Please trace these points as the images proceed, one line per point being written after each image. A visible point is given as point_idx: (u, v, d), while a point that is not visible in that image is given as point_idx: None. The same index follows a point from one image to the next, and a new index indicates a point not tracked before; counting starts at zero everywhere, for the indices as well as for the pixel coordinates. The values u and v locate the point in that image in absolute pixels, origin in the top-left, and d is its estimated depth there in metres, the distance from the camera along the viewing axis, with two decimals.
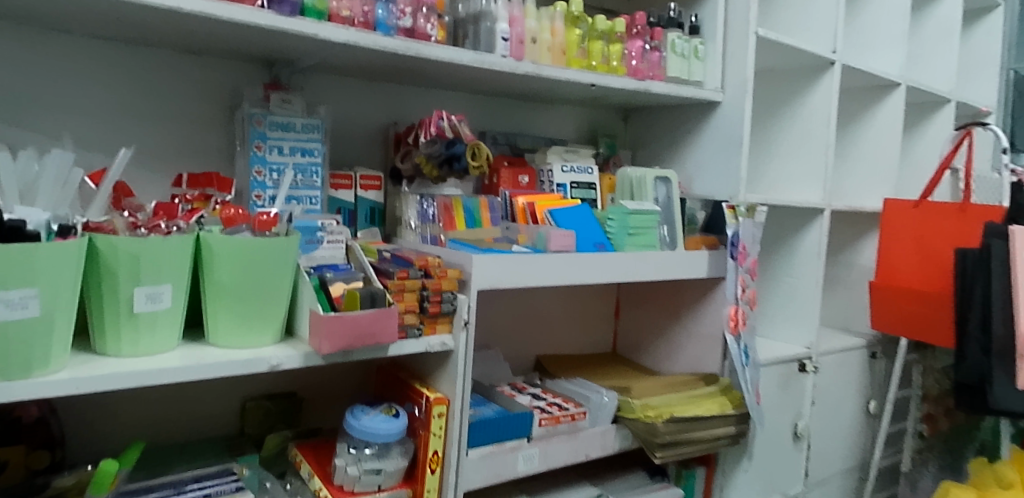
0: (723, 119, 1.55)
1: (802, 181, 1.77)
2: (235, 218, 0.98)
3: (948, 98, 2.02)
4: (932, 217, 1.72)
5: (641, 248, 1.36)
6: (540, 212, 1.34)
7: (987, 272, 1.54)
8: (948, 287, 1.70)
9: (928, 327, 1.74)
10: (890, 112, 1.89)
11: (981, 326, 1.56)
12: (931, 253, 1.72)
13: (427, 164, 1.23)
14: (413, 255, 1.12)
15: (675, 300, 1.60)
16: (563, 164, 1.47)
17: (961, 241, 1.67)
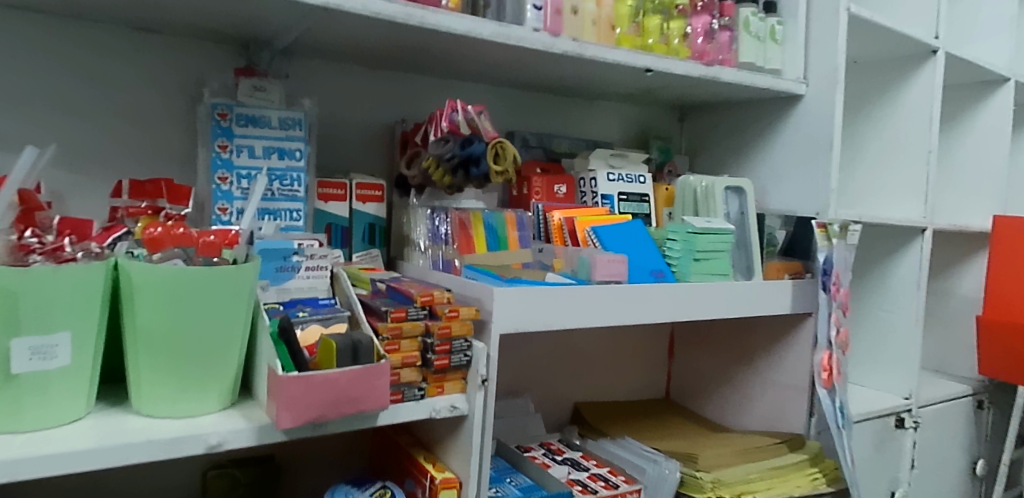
0: (806, 117, 1.26)
1: (896, 195, 1.47)
2: (169, 239, 0.72)
3: None
4: None
5: (711, 277, 1.07)
6: (582, 230, 1.06)
7: None
8: None
9: None
10: (999, 112, 1.58)
11: None
12: None
13: (437, 170, 0.95)
14: (416, 285, 0.85)
15: (751, 344, 1.33)
16: (610, 172, 1.19)
17: None
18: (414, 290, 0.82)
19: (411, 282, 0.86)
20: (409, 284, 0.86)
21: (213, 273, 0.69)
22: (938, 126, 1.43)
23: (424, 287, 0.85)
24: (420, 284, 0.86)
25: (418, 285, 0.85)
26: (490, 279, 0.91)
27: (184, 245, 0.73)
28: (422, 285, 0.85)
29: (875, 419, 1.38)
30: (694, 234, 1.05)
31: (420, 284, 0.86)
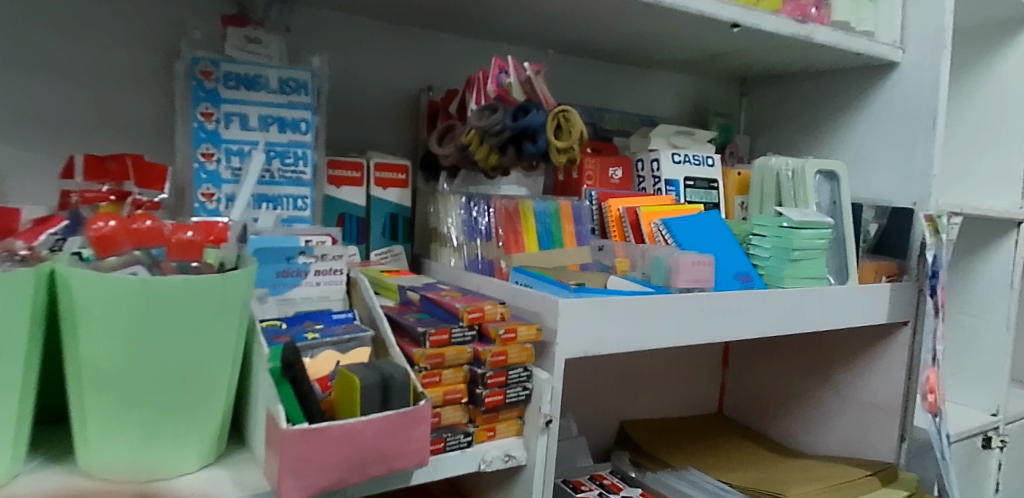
0: (902, 90, 1.06)
1: (987, 182, 1.28)
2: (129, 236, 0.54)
3: None
4: None
5: (805, 282, 0.88)
6: (648, 223, 0.88)
7: None
8: None
9: None
10: None
11: None
12: None
13: (481, 147, 0.73)
14: (459, 296, 0.66)
15: (830, 356, 1.15)
16: (674, 153, 0.99)
17: None
18: (459, 303, 0.63)
19: (452, 291, 0.68)
20: (451, 293, 0.67)
21: (189, 291, 0.50)
22: None
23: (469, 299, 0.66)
24: (464, 294, 0.68)
25: (462, 295, 0.67)
26: (550, 284, 0.71)
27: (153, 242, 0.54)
28: (466, 296, 0.66)
29: (967, 440, 1.20)
30: (791, 229, 0.86)
31: (462, 295, 0.67)
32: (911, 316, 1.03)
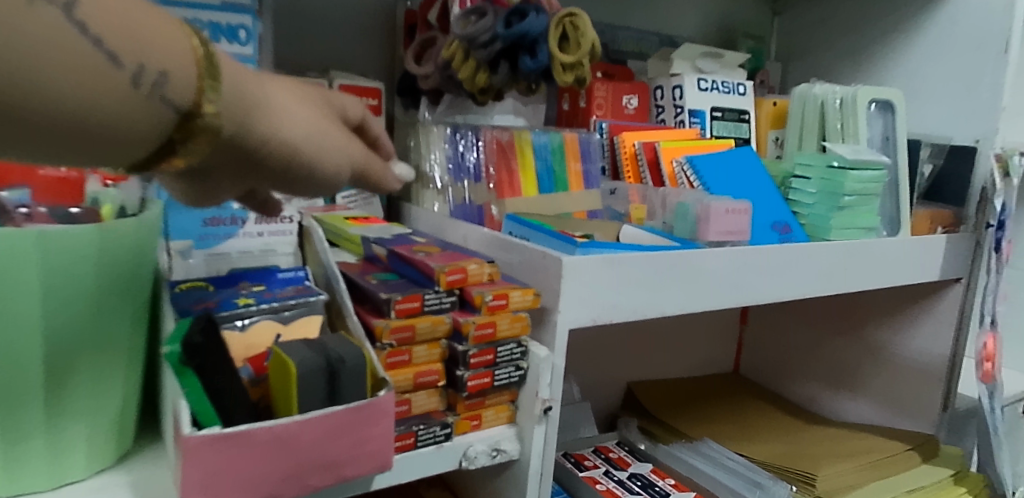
0: (968, 6, 0.90)
1: None
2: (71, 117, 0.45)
3: None
4: None
5: (854, 233, 0.74)
6: (669, 161, 0.74)
7: None
8: None
9: None
10: None
11: None
12: None
13: (466, 64, 0.57)
14: (437, 253, 0.52)
15: (866, 314, 1.02)
16: (701, 78, 0.83)
17: None
18: (436, 262, 0.49)
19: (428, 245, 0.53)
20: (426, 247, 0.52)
21: (105, 235, 0.38)
22: None
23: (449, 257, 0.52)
24: (444, 249, 0.54)
25: (441, 251, 0.53)
26: (551, 237, 0.57)
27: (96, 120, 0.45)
28: (445, 253, 0.52)
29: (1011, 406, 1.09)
30: (841, 170, 0.72)
31: (441, 250, 0.53)
32: (965, 272, 0.90)
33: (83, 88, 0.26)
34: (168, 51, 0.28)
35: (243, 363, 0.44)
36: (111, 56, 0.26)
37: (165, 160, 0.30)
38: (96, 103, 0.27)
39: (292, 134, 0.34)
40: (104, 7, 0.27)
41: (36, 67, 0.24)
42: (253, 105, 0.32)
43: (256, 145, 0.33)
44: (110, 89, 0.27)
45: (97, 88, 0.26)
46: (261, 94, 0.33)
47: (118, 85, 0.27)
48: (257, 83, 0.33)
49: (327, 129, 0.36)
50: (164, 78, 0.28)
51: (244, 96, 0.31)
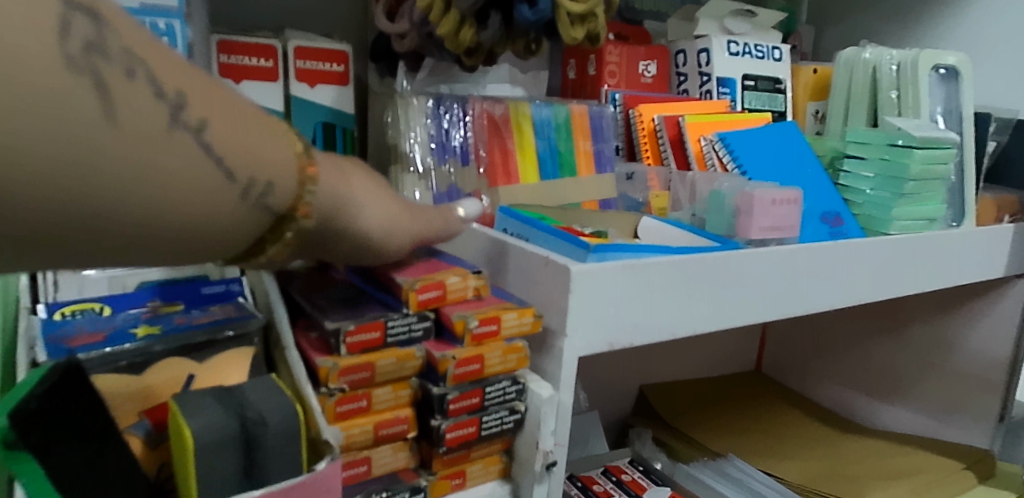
0: None
1: None
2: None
3: None
4: None
5: (917, 225, 0.62)
6: (696, 139, 0.61)
7: None
8: None
9: None
10: None
11: None
12: None
13: (445, 16, 0.44)
14: (409, 260, 0.40)
15: (909, 311, 0.90)
16: (731, 40, 0.70)
17: None
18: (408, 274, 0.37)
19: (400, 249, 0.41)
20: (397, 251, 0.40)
21: None
22: None
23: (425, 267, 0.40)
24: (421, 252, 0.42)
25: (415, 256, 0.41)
26: (555, 239, 0.44)
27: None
28: (420, 260, 0.40)
29: None
30: (906, 150, 0.60)
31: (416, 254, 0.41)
32: None
33: (198, 207, 0.24)
34: (276, 159, 0.27)
35: (139, 417, 0.32)
36: (228, 172, 0.25)
37: (255, 259, 0.29)
38: (198, 223, 0.25)
39: (376, 224, 0.34)
40: (230, 127, 0.25)
41: (145, 183, 0.22)
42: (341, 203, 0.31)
43: (339, 242, 0.32)
44: (219, 208, 0.25)
45: (206, 206, 0.25)
46: (351, 193, 0.32)
47: (230, 203, 0.25)
48: (347, 181, 0.31)
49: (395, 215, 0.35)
50: (269, 187, 0.27)
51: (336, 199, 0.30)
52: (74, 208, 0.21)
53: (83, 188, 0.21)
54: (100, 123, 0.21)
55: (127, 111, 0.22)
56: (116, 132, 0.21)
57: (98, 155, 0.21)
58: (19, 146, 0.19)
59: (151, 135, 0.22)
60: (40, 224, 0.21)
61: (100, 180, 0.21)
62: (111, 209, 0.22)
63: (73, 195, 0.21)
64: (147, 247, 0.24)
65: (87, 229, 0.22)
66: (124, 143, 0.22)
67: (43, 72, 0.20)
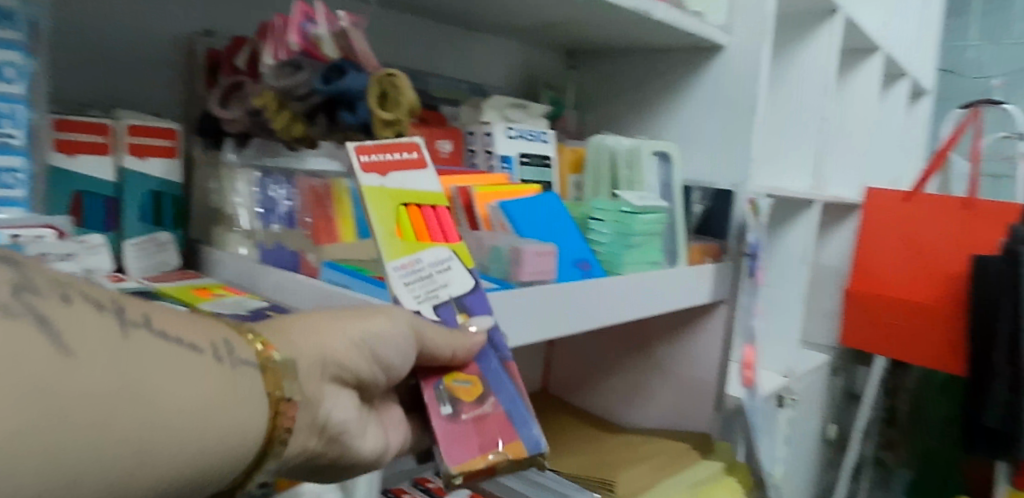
0: (726, 72, 1.14)
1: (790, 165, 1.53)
2: (430, 211, 0.60)
3: (879, 49, 1.81)
4: (928, 211, 1.64)
5: (640, 268, 0.86)
6: (482, 205, 0.79)
7: (1016, 283, 1.41)
8: (950, 299, 1.62)
9: (923, 344, 1.67)
10: (865, 81, 1.87)
11: (1009, 359, 1.44)
12: (922, 256, 1.65)
13: (280, 115, 0.64)
14: (475, 409, 0.55)
15: (653, 336, 1.15)
16: (509, 127, 0.91)
17: (977, 246, 1.60)
18: (461, 455, 0.53)
19: (460, 366, 0.57)
20: (447, 380, 0.56)
21: None
22: (830, 93, 1.49)
23: (489, 427, 0.55)
24: (490, 391, 0.57)
25: (479, 402, 0.56)
26: (372, 286, 0.58)
27: (438, 237, 0.58)
28: (487, 415, 0.55)
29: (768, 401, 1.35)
30: (630, 214, 0.83)
31: (482, 395, 0.56)
32: (727, 295, 1.07)
33: (217, 399, 0.40)
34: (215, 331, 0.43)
35: None
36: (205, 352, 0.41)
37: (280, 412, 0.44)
38: (224, 401, 0.40)
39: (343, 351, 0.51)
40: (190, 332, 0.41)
41: (180, 388, 0.38)
42: (339, 358, 0.50)
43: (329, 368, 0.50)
44: (237, 409, 0.41)
45: (219, 389, 0.40)
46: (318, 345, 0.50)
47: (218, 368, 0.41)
48: (312, 336, 0.50)
49: (403, 337, 0.51)
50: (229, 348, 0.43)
51: (306, 362, 0.48)
52: (153, 422, 0.36)
53: (167, 400, 0.37)
54: (146, 360, 0.36)
55: (152, 345, 0.37)
56: (159, 361, 0.37)
57: (165, 382, 0.37)
58: (129, 394, 0.35)
59: (201, 366, 0.40)
60: (137, 445, 0.35)
61: (161, 397, 0.36)
62: (168, 407, 0.36)
63: (150, 414, 0.35)
64: (207, 432, 0.39)
65: (169, 428, 0.36)
66: (166, 366, 0.37)
67: (89, 335, 0.34)
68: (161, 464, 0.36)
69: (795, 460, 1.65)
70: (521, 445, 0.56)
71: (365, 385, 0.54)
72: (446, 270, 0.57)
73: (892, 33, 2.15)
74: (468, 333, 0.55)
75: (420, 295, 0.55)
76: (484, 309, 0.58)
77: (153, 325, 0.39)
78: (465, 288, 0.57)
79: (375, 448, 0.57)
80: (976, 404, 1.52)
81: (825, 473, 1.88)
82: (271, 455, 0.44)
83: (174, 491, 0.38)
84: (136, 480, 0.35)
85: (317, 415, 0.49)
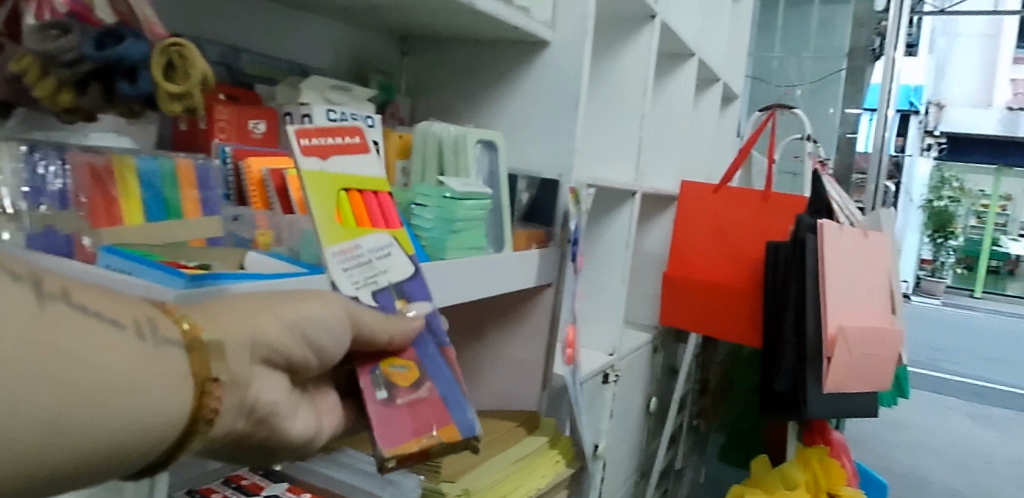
0: (550, 66, 1.19)
1: (611, 156, 1.62)
2: (371, 197, 0.72)
3: (693, 52, 1.96)
4: (732, 202, 1.83)
5: (465, 253, 0.87)
6: (297, 188, 0.77)
7: (801, 264, 1.63)
8: (748, 281, 1.82)
9: (728, 322, 1.85)
10: (681, 83, 2.00)
11: (794, 330, 1.64)
12: (727, 242, 1.84)
13: (42, 83, 0.55)
14: (410, 394, 0.63)
15: None
16: (330, 109, 0.89)
17: (772, 234, 1.80)
18: (396, 438, 0.60)
19: (398, 353, 0.63)
20: (383, 367, 0.62)
21: None
22: (648, 91, 1.60)
23: (423, 409, 0.63)
24: (425, 376, 0.65)
25: (415, 387, 0.63)
26: (160, 271, 0.52)
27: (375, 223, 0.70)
28: (421, 399, 0.63)
29: (590, 379, 1.44)
30: (452, 200, 0.85)
31: (418, 380, 0.64)
32: (555, 278, 1.18)
33: (134, 377, 0.38)
34: (142, 307, 0.41)
35: None
36: (124, 326, 0.39)
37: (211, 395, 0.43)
38: (142, 380, 0.38)
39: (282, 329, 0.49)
40: (113, 306, 0.39)
41: (92, 364, 0.36)
42: (272, 342, 0.48)
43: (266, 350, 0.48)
44: (159, 389, 0.39)
45: (136, 365, 0.38)
46: (258, 328, 0.48)
47: (140, 344, 0.39)
48: (249, 320, 0.47)
49: (336, 319, 0.53)
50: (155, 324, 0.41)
51: (237, 346, 0.46)
52: (60, 397, 0.34)
53: (73, 374, 0.35)
54: (53, 328, 0.35)
55: (63, 315, 0.36)
56: (66, 331, 0.35)
57: (73, 356, 0.35)
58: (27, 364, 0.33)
59: (120, 342, 0.38)
60: (45, 421, 0.33)
61: (70, 370, 0.35)
62: (79, 382, 0.35)
63: (61, 388, 0.34)
64: (123, 410, 0.37)
65: (76, 405, 0.35)
66: (75, 340, 0.35)
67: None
68: (74, 445, 0.35)
69: (620, 433, 1.78)
70: (453, 429, 0.64)
71: (297, 369, 0.53)
72: (386, 255, 0.67)
73: (703, 37, 2.34)
74: (406, 318, 0.62)
75: (358, 282, 0.63)
76: (419, 294, 0.68)
77: (74, 298, 0.37)
78: (403, 274, 0.67)
79: (304, 432, 0.55)
80: (771, 370, 1.71)
81: (647, 444, 2.05)
82: (198, 437, 0.43)
83: (89, 470, 0.36)
84: (50, 459, 0.34)
85: (245, 398, 0.47)
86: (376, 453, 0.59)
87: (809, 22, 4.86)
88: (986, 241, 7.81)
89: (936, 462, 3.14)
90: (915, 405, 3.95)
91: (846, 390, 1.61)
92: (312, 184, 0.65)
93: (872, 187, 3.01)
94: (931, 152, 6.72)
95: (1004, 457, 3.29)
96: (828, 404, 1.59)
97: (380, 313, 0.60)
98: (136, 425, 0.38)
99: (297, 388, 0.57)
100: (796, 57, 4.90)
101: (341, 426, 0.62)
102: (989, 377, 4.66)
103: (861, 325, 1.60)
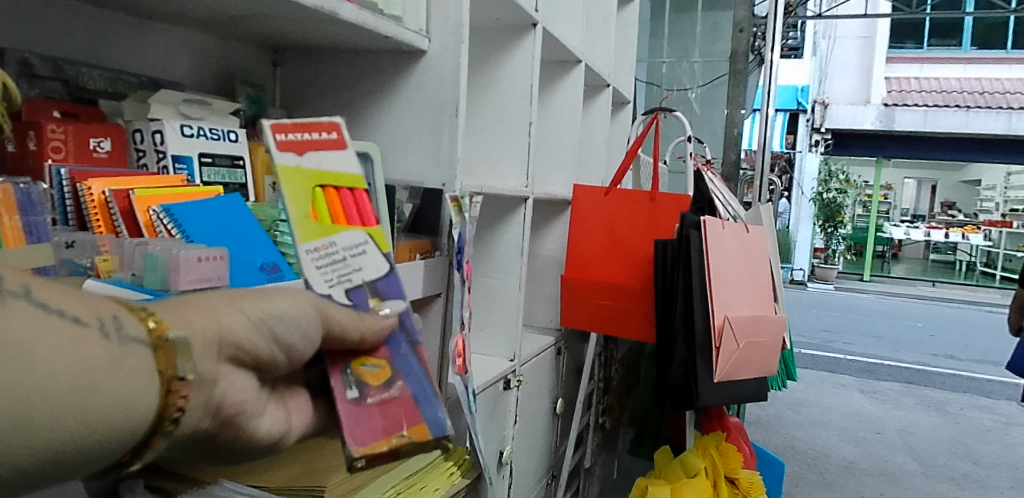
0: (427, 76, 1.17)
1: (501, 164, 1.62)
2: (348, 193, 0.67)
3: (580, 58, 2.00)
4: (623, 203, 1.87)
5: None
6: (144, 208, 0.72)
7: (687, 262, 1.66)
8: (639, 279, 1.87)
9: (625, 321, 1.89)
10: (572, 87, 2.03)
11: (684, 323, 1.67)
12: (620, 241, 1.88)
13: None
14: (381, 393, 0.60)
15: None
16: (184, 124, 0.85)
17: (660, 231, 1.86)
18: (365, 437, 0.57)
19: (370, 352, 0.61)
20: (354, 365, 0.60)
21: None
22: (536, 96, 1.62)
23: (395, 409, 0.60)
24: (397, 375, 0.62)
25: (386, 386, 0.61)
26: None
27: (353, 220, 0.66)
28: (393, 398, 0.61)
29: (491, 387, 1.44)
30: None
31: (389, 379, 0.61)
32: (442, 288, 1.19)
33: (98, 374, 0.43)
34: (106, 305, 0.46)
35: None
36: (87, 324, 0.44)
37: (176, 391, 0.47)
38: (107, 375, 0.44)
39: (247, 326, 0.52)
40: (76, 304, 0.44)
41: (53, 360, 0.41)
42: (237, 338, 0.52)
43: (230, 347, 0.52)
44: (124, 382, 0.45)
45: (101, 362, 0.44)
46: (222, 322, 0.51)
47: (102, 340, 0.44)
48: (217, 317, 0.51)
49: (305, 317, 0.55)
50: (119, 322, 0.46)
51: (202, 341, 0.49)
52: (25, 391, 0.40)
53: (40, 371, 0.40)
54: (14, 330, 0.41)
55: (24, 317, 0.41)
56: (30, 332, 0.41)
57: (37, 355, 0.41)
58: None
59: (81, 337, 0.43)
60: (15, 412, 0.39)
61: (33, 366, 0.40)
62: (43, 377, 0.40)
63: (26, 382, 0.40)
64: (90, 402, 0.42)
65: (45, 398, 0.40)
66: (35, 339, 0.41)
67: None
68: (44, 435, 0.41)
69: (528, 435, 1.78)
70: (424, 428, 0.61)
71: (265, 367, 0.55)
72: (362, 253, 0.63)
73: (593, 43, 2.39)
74: (378, 315, 0.60)
75: (332, 280, 0.61)
76: (395, 293, 0.64)
77: (38, 300, 0.42)
78: (375, 272, 0.63)
79: (271, 432, 0.56)
80: (664, 363, 1.74)
81: (557, 445, 2.07)
82: (163, 433, 0.47)
83: (62, 459, 0.42)
84: (20, 444, 0.40)
85: (212, 397, 0.50)
86: (345, 452, 0.56)
87: (698, 26, 5.08)
88: (869, 228, 8.39)
89: (833, 437, 3.32)
90: (813, 386, 4.17)
91: (735, 377, 1.66)
92: (286, 180, 0.63)
93: (760, 182, 3.15)
94: (816, 147, 7.14)
95: (893, 427, 3.52)
96: (719, 393, 1.64)
97: (353, 310, 0.59)
98: (103, 415, 0.43)
99: (267, 388, 0.58)
100: (688, 60, 5.10)
101: (312, 426, 0.61)
102: (878, 354, 4.98)
103: (743, 315, 1.67)
